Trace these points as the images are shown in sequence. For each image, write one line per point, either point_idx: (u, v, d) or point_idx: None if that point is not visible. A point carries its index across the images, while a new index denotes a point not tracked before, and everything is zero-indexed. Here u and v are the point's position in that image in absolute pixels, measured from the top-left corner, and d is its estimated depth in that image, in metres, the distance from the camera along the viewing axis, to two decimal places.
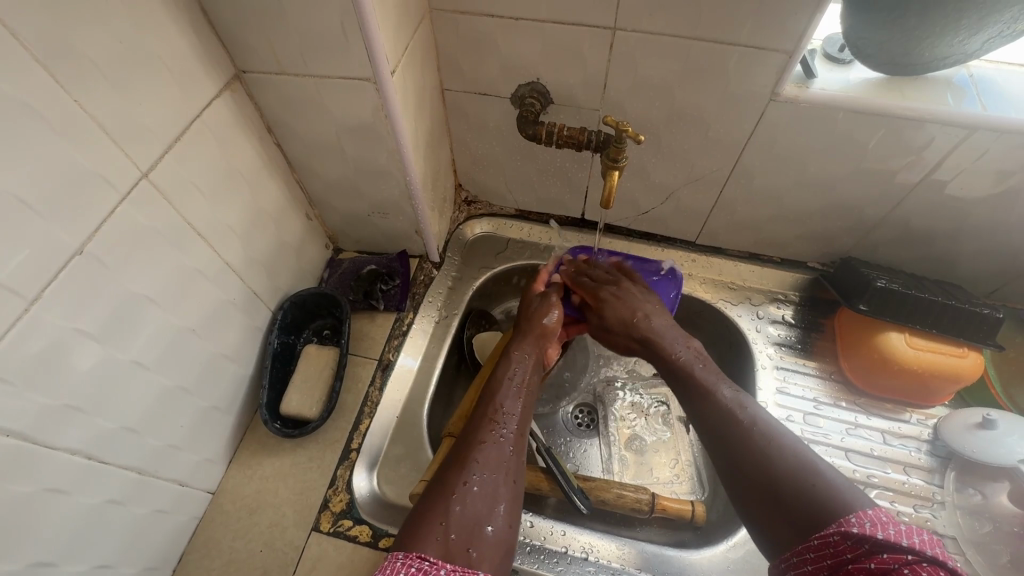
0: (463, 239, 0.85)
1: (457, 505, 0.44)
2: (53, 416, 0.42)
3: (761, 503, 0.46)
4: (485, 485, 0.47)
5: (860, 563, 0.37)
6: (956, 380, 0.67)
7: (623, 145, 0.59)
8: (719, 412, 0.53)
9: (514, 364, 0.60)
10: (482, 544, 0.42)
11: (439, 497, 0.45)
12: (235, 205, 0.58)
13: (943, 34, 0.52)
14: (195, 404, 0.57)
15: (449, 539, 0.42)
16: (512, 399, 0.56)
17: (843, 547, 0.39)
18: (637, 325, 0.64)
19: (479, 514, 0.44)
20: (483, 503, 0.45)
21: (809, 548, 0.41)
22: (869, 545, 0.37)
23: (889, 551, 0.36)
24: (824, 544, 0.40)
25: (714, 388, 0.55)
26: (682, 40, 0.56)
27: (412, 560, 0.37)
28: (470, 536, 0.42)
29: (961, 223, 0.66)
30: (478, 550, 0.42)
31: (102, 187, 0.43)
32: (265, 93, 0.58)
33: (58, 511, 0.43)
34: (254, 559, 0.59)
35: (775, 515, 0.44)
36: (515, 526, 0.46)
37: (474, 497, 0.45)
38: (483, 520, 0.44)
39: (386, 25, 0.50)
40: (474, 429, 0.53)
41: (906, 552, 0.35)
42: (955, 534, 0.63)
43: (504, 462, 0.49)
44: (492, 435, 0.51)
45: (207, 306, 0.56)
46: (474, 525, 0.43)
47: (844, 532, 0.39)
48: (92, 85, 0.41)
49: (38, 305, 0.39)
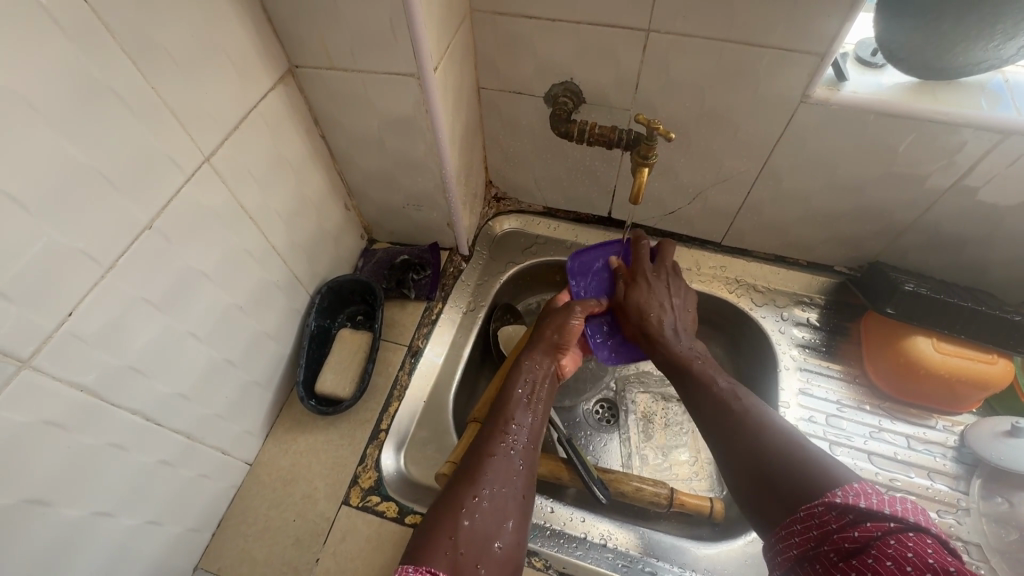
0: (492, 234, 0.88)
1: (466, 520, 0.45)
2: (116, 377, 0.45)
3: (754, 492, 0.47)
4: (498, 500, 0.48)
5: (845, 531, 0.39)
6: (984, 388, 0.67)
7: (653, 142, 0.60)
8: (715, 401, 0.55)
9: (527, 376, 0.61)
10: (491, 560, 0.44)
11: (447, 508, 0.46)
12: (282, 191, 0.62)
13: (979, 38, 0.53)
14: (240, 377, 0.60)
15: (458, 554, 0.43)
16: (527, 410, 0.57)
17: (827, 518, 0.40)
18: (650, 320, 0.65)
19: (490, 532, 0.45)
20: (493, 519, 0.46)
21: (797, 521, 0.43)
22: (854, 514, 0.39)
23: (873, 520, 0.38)
24: (810, 516, 0.42)
25: (713, 379, 0.57)
26: (715, 42, 0.58)
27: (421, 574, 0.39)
28: (478, 551, 0.44)
29: (994, 229, 0.66)
30: (485, 567, 0.43)
31: (170, 168, 0.47)
32: (315, 87, 0.61)
33: (117, 465, 0.47)
34: (287, 528, 0.62)
35: (768, 495, 0.46)
36: (523, 542, 0.47)
37: (483, 512, 0.46)
38: (492, 536, 0.45)
39: (431, 23, 0.53)
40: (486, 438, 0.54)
41: (889, 520, 0.37)
42: (979, 541, 0.62)
43: (515, 477, 0.50)
44: (503, 447, 0.52)
45: (253, 286, 0.60)
46: (483, 542, 0.44)
47: (829, 503, 0.41)
48: (167, 74, 0.44)
49: (114, 272, 0.43)
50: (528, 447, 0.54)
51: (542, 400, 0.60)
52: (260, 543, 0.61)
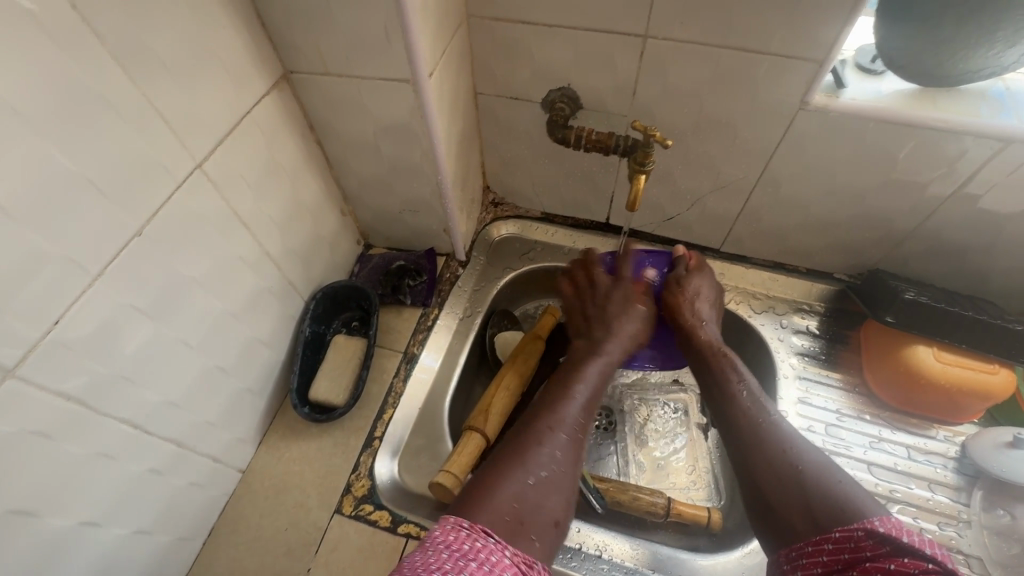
0: (489, 239, 0.87)
1: (521, 485, 0.46)
2: (106, 385, 0.45)
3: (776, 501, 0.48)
4: (552, 473, 0.49)
5: (879, 562, 0.38)
6: (986, 398, 0.66)
7: (650, 149, 0.60)
8: (740, 410, 0.56)
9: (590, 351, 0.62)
10: (539, 527, 0.45)
11: (506, 474, 0.47)
12: (277, 197, 0.62)
13: (979, 45, 0.52)
14: (232, 384, 0.60)
15: (509, 516, 0.44)
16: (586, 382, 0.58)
17: (863, 545, 0.40)
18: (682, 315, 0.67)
19: (541, 502, 0.46)
20: (548, 488, 0.48)
21: (831, 539, 0.43)
22: (891, 547, 0.38)
23: (910, 556, 0.37)
24: (846, 539, 0.41)
25: (736, 381, 0.59)
26: (713, 48, 0.57)
27: (477, 534, 0.39)
28: (535, 522, 0.45)
29: (996, 238, 0.65)
30: (538, 538, 0.44)
31: (160, 174, 0.46)
32: (309, 93, 0.61)
33: (106, 475, 0.46)
34: (279, 537, 0.61)
35: (793, 507, 0.47)
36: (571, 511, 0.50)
37: (541, 482, 0.48)
38: (548, 507, 0.47)
39: (426, 29, 0.53)
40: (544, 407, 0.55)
41: (926, 560, 0.36)
42: (980, 554, 0.61)
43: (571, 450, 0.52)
44: (562, 418, 0.53)
45: (246, 292, 0.59)
46: (540, 512, 0.46)
47: (869, 531, 0.40)
48: (158, 80, 0.44)
49: (101, 279, 0.42)
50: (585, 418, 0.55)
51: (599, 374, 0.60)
52: (251, 552, 0.60)
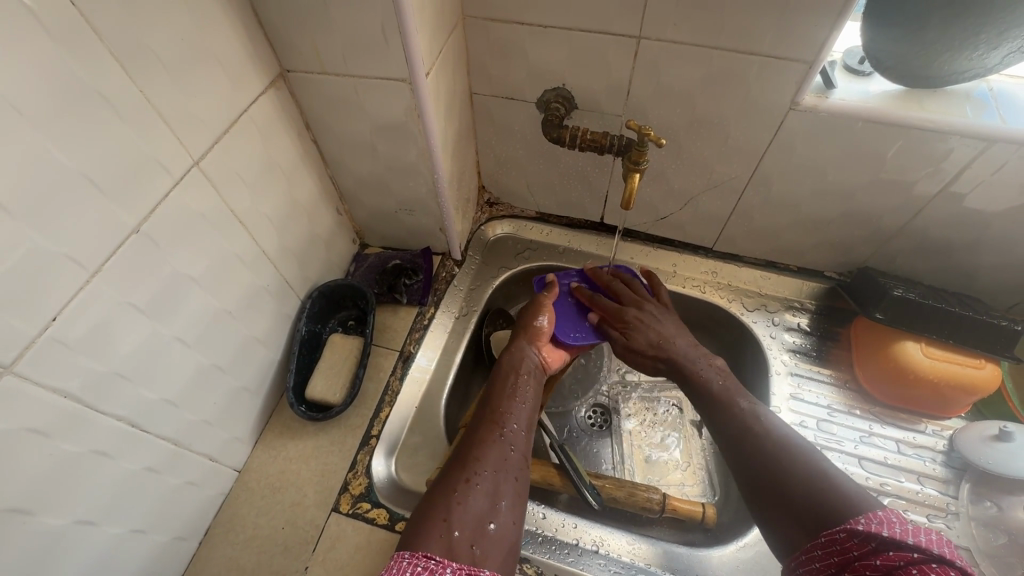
0: (485, 239, 0.88)
1: (459, 503, 0.46)
2: (102, 382, 0.45)
3: (773, 504, 0.47)
4: (487, 484, 0.48)
5: (867, 560, 0.38)
6: (972, 392, 0.67)
7: (644, 149, 0.61)
8: (738, 422, 0.54)
9: (513, 366, 0.62)
10: (486, 540, 0.44)
11: (443, 496, 0.47)
12: (273, 195, 0.62)
13: (962, 48, 0.53)
14: (229, 383, 0.60)
15: (452, 536, 0.43)
16: (513, 400, 0.58)
17: (850, 545, 0.39)
18: (665, 348, 0.63)
19: (480, 513, 0.46)
20: (485, 501, 0.47)
21: (818, 546, 0.42)
22: (876, 543, 0.38)
23: (894, 549, 0.36)
24: (831, 542, 0.41)
25: (735, 399, 0.57)
26: (705, 49, 0.58)
27: (417, 560, 0.38)
28: (473, 534, 0.44)
29: (981, 236, 0.67)
30: (480, 547, 0.43)
31: (158, 172, 0.46)
32: (306, 92, 0.61)
33: (102, 472, 0.46)
34: (276, 536, 0.61)
35: (790, 516, 0.45)
36: (519, 522, 0.48)
37: (476, 494, 0.47)
38: (486, 517, 0.46)
39: (423, 29, 0.53)
40: (475, 429, 0.55)
41: (911, 550, 0.36)
42: (969, 545, 0.63)
43: (506, 461, 0.51)
44: (493, 434, 0.53)
45: (243, 290, 0.59)
46: (475, 523, 0.45)
47: (851, 530, 0.40)
48: (155, 78, 0.44)
49: (98, 276, 0.42)
50: (519, 431, 0.55)
51: (529, 394, 0.59)
52: (247, 552, 0.60)
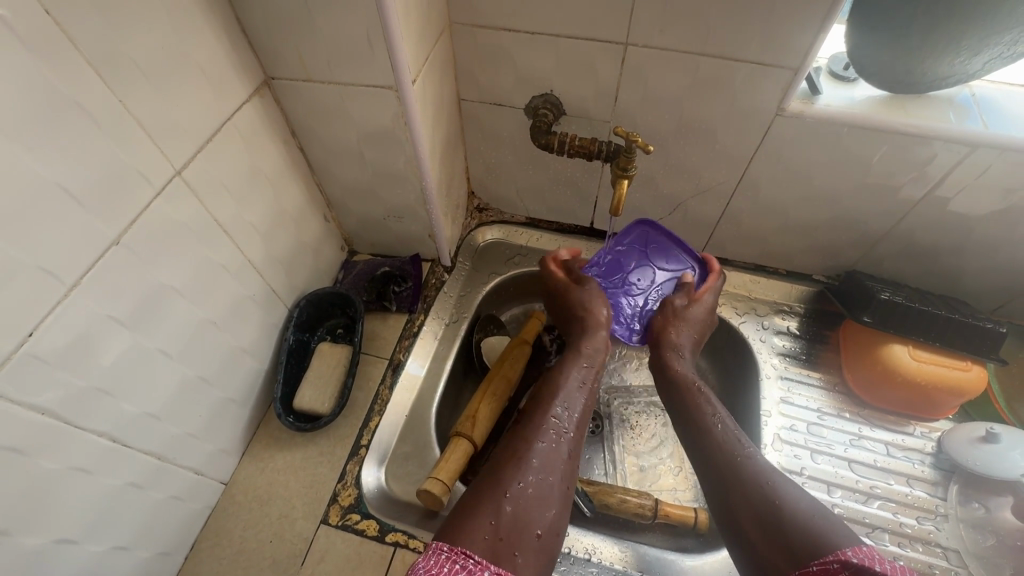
0: (474, 244, 0.87)
1: (509, 505, 0.48)
2: (83, 398, 0.44)
3: (755, 529, 0.49)
4: (538, 490, 0.50)
5: None
6: (959, 394, 0.68)
7: (631, 155, 0.61)
8: (720, 447, 0.57)
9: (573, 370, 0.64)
10: (529, 549, 0.46)
11: (491, 493, 0.49)
12: (259, 204, 0.61)
13: (945, 55, 0.54)
14: (215, 395, 0.59)
15: (498, 538, 0.45)
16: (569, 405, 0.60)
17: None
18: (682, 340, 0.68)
19: (530, 518, 0.48)
20: (535, 506, 0.49)
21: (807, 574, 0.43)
22: None
23: None
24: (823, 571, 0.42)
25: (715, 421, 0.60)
26: (691, 56, 0.58)
27: (456, 557, 0.41)
28: (517, 539, 0.46)
29: (964, 239, 0.68)
30: (523, 555, 0.45)
31: (139, 183, 0.45)
32: (292, 99, 0.61)
33: (83, 489, 0.45)
34: (264, 549, 0.60)
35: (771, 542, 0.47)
36: (561, 532, 0.50)
37: (526, 498, 0.49)
38: (533, 524, 0.48)
39: (409, 36, 0.53)
40: (526, 428, 0.56)
41: None
42: (957, 547, 0.63)
43: (558, 467, 0.53)
44: (547, 437, 0.55)
45: (228, 300, 0.59)
46: (524, 529, 0.47)
47: (843, 562, 0.40)
48: (135, 88, 0.43)
49: (78, 289, 0.42)
50: (571, 439, 0.57)
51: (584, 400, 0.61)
52: (234, 566, 0.59)
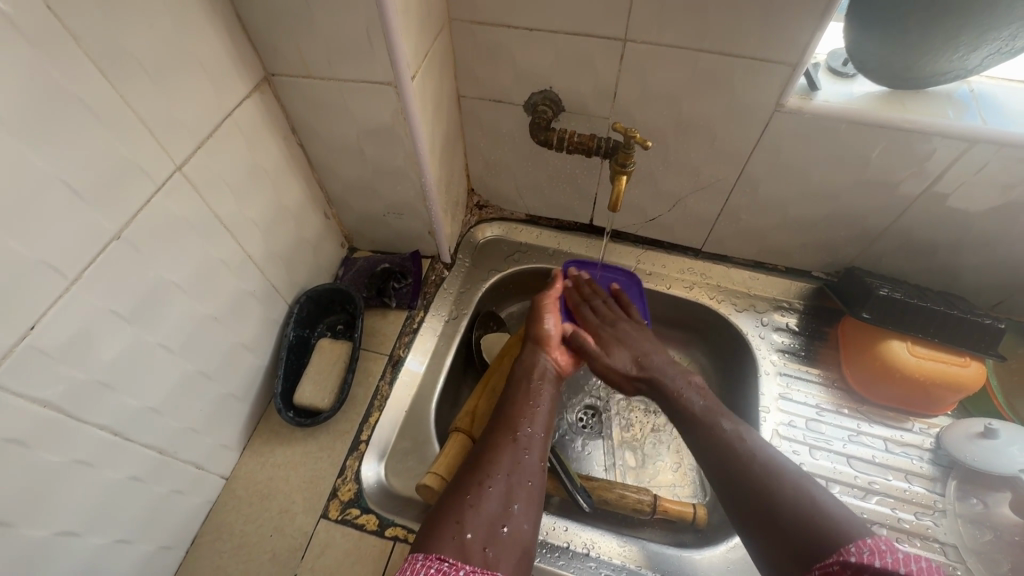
0: (474, 241, 0.88)
1: (473, 505, 0.48)
2: (84, 391, 0.44)
3: (758, 513, 0.49)
4: (500, 486, 0.50)
5: None
6: (957, 390, 0.68)
7: (630, 151, 0.61)
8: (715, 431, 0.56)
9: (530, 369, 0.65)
10: (500, 544, 0.45)
11: (456, 499, 0.48)
12: (259, 200, 0.61)
13: (943, 50, 0.54)
14: (215, 390, 0.59)
15: (467, 538, 0.44)
16: (531, 400, 0.60)
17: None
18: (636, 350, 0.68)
19: (495, 515, 0.47)
20: (499, 503, 0.49)
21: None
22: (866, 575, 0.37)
23: None
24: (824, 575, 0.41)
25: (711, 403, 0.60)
26: (690, 52, 0.59)
27: (431, 562, 0.40)
28: (486, 537, 0.45)
29: (964, 235, 0.68)
30: (494, 550, 0.44)
31: (139, 178, 0.46)
32: (291, 95, 0.61)
33: (84, 482, 0.45)
34: (265, 544, 0.60)
35: (775, 524, 0.47)
36: (533, 527, 0.49)
37: (491, 496, 0.49)
38: (500, 520, 0.47)
39: (408, 32, 0.53)
40: (490, 433, 0.56)
41: None
42: (956, 542, 0.63)
43: (523, 464, 0.53)
44: (509, 437, 0.55)
45: (229, 295, 0.59)
46: (491, 527, 0.46)
47: (843, 562, 0.40)
48: (135, 83, 0.44)
49: (78, 282, 0.42)
50: (536, 436, 0.57)
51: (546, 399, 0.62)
52: (235, 560, 0.59)
